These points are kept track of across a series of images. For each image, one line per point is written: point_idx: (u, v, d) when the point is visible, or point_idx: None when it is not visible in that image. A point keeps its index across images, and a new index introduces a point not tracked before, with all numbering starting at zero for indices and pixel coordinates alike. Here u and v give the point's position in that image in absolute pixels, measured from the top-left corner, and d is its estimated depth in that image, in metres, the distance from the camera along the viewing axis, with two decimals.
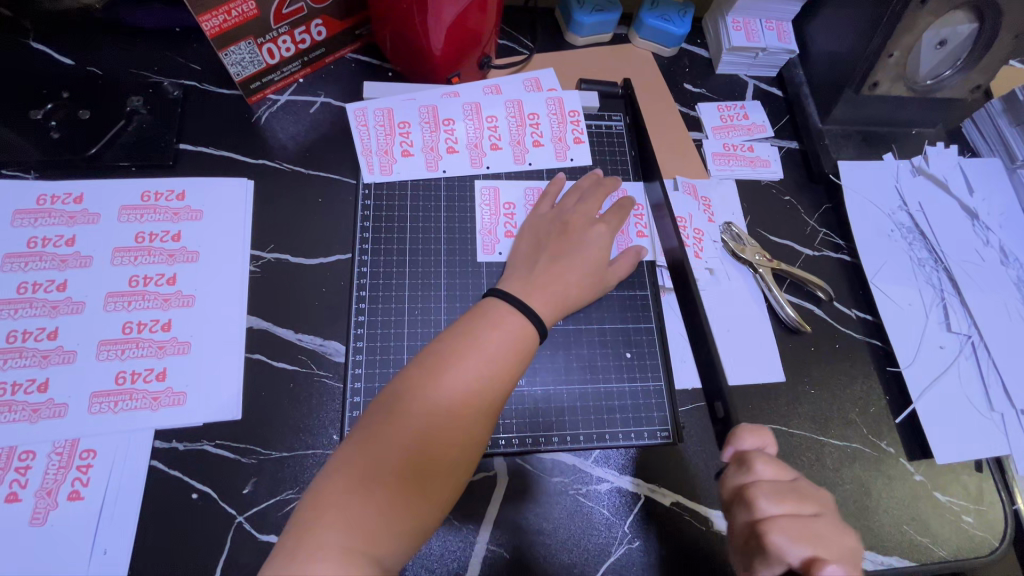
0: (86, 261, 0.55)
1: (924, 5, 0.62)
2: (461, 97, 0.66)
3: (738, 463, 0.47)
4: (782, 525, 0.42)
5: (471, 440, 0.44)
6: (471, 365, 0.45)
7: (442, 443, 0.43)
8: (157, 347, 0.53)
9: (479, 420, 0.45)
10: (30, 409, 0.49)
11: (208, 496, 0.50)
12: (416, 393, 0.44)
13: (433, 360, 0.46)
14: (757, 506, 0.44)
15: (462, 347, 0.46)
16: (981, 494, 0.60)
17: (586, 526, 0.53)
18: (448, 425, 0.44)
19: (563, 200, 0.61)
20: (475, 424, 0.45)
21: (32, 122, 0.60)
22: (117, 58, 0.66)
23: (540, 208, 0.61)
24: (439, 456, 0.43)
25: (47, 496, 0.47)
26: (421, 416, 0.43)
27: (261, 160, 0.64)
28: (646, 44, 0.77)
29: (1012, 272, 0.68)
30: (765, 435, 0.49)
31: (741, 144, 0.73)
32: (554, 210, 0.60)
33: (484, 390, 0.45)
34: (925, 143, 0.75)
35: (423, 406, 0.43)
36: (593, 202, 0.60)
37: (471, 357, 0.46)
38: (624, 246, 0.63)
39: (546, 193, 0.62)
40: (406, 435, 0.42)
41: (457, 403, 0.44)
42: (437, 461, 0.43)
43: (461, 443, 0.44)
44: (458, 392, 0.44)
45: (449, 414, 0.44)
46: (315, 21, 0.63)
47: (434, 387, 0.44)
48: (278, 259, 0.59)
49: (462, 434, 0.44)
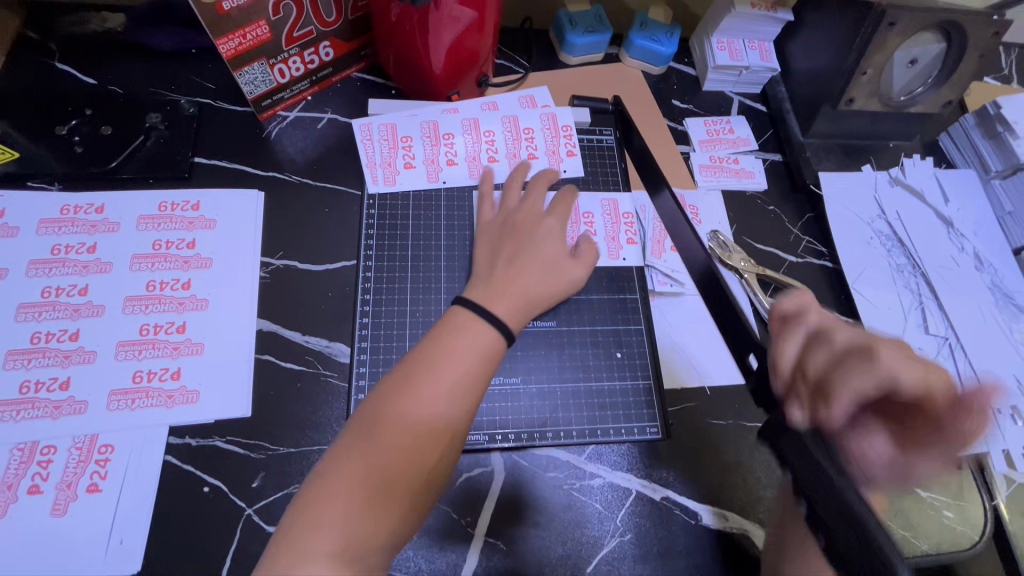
0: (106, 267, 0.58)
1: (893, 27, 0.66)
2: (460, 113, 0.70)
3: (781, 322, 0.48)
4: (892, 350, 0.41)
5: (445, 446, 0.47)
6: (440, 377, 0.48)
7: (417, 450, 0.46)
8: (171, 348, 0.56)
9: (451, 426, 0.48)
10: (52, 406, 0.52)
11: (219, 489, 0.52)
12: (390, 405, 0.47)
13: (405, 374, 0.49)
14: (833, 336, 0.44)
15: (431, 359, 0.49)
16: (960, 491, 0.62)
17: (579, 519, 0.55)
18: (422, 433, 0.46)
19: (506, 200, 0.64)
20: (448, 430, 0.47)
21: (57, 137, 0.64)
22: (137, 77, 0.70)
23: (486, 214, 0.63)
24: (415, 462, 0.45)
25: (68, 488, 0.50)
26: (398, 429, 0.46)
27: (271, 172, 0.67)
28: (635, 63, 0.81)
29: (987, 278, 0.71)
30: (803, 296, 0.48)
31: (726, 156, 0.77)
32: (501, 213, 0.63)
33: (455, 398, 0.48)
34: (902, 155, 0.79)
35: (396, 417, 0.46)
36: (537, 198, 0.63)
37: (439, 368, 0.49)
38: (616, 251, 0.67)
39: (484, 196, 0.65)
40: (381, 446, 0.45)
41: (429, 412, 0.47)
42: (416, 468, 0.45)
43: (436, 448, 0.46)
44: (428, 401, 0.47)
45: (421, 423, 0.46)
46: (323, 43, 0.67)
47: (407, 398, 0.47)
48: (286, 265, 0.62)
49: (436, 440, 0.47)
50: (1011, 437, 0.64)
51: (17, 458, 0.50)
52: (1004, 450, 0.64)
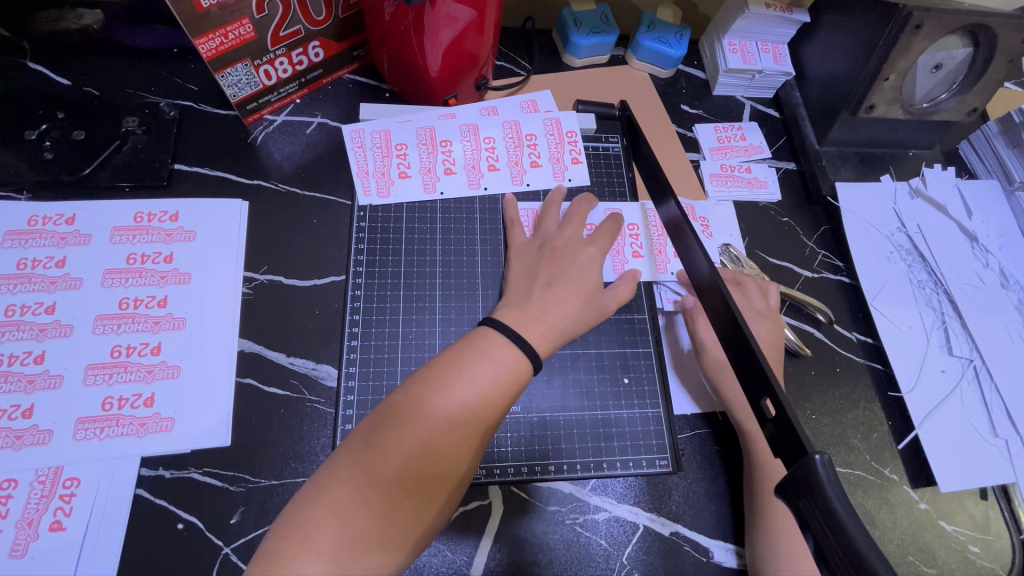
0: (76, 283, 0.54)
1: (919, 29, 0.62)
2: (458, 119, 0.66)
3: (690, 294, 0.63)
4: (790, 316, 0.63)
5: (453, 469, 0.43)
6: (459, 398, 0.45)
7: (428, 477, 0.42)
8: (145, 371, 0.52)
9: (467, 452, 0.44)
10: (13, 435, 0.48)
11: (194, 526, 0.48)
12: (401, 424, 0.43)
13: (422, 391, 0.45)
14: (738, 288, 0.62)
15: (451, 378, 0.46)
16: (986, 523, 0.59)
17: (583, 557, 0.51)
18: (436, 458, 0.43)
19: (543, 224, 0.61)
20: (462, 458, 0.44)
21: (26, 142, 0.60)
22: (114, 78, 0.66)
23: (518, 238, 0.60)
24: (425, 489, 0.42)
25: (29, 526, 0.46)
26: (407, 444, 0.43)
27: (256, 180, 0.63)
28: (642, 66, 0.77)
29: (1013, 295, 0.68)
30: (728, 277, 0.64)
31: (738, 165, 0.73)
32: (536, 236, 0.60)
33: (474, 423, 0.45)
34: (921, 165, 0.75)
35: (408, 439, 0.43)
36: (577, 226, 0.60)
37: (457, 384, 0.45)
38: (665, 266, 0.64)
39: (511, 221, 0.61)
40: (391, 467, 0.42)
41: (444, 437, 0.44)
42: (422, 486, 0.42)
43: (447, 476, 0.43)
44: (445, 424, 0.44)
45: (435, 447, 0.43)
46: (312, 43, 0.63)
47: (423, 418, 0.44)
48: (270, 281, 0.58)
49: (449, 468, 0.43)
50: None
51: None
52: None
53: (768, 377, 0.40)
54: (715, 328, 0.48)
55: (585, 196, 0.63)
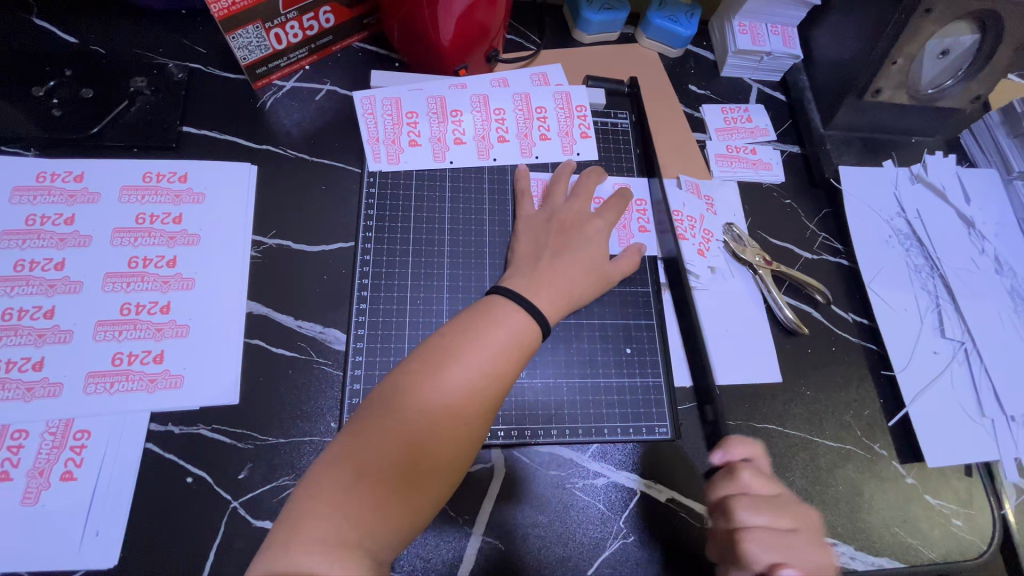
0: (85, 241, 0.54)
1: (930, 13, 0.62)
2: (469, 89, 0.66)
3: (727, 471, 0.51)
4: (757, 531, 0.47)
5: (466, 433, 0.44)
6: (467, 367, 0.46)
7: (441, 441, 0.43)
8: (154, 329, 0.52)
9: (478, 417, 0.45)
10: (24, 387, 0.49)
11: (202, 480, 0.49)
12: (410, 392, 0.44)
13: (432, 358, 0.46)
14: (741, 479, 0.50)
15: (462, 344, 0.47)
16: (969, 498, 0.61)
17: (582, 520, 0.53)
18: (449, 422, 0.44)
19: (552, 197, 0.61)
20: (474, 423, 0.45)
21: (33, 98, 0.60)
22: (122, 39, 0.65)
23: (526, 209, 0.61)
24: (438, 454, 0.43)
25: (40, 476, 0.47)
26: (421, 408, 0.44)
27: (265, 145, 0.63)
28: (652, 44, 0.77)
29: (1006, 281, 0.69)
30: (751, 448, 0.52)
31: (743, 146, 0.74)
32: (544, 208, 0.60)
33: (485, 388, 0.46)
34: (923, 152, 0.76)
35: (417, 406, 0.44)
36: (584, 199, 0.61)
37: (468, 352, 0.46)
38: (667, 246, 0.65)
39: (521, 193, 0.62)
40: (403, 430, 0.43)
41: (457, 401, 0.44)
42: (435, 451, 0.43)
43: (461, 439, 0.44)
44: (457, 389, 0.45)
45: (447, 411, 0.44)
46: (323, 7, 0.63)
47: (435, 382, 0.45)
48: (279, 245, 0.59)
49: (462, 431, 0.44)
50: None
51: None
52: (1016, 459, 0.62)
53: (710, 387, 0.57)
54: (677, 301, 0.63)
55: (593, 169, 0.64)
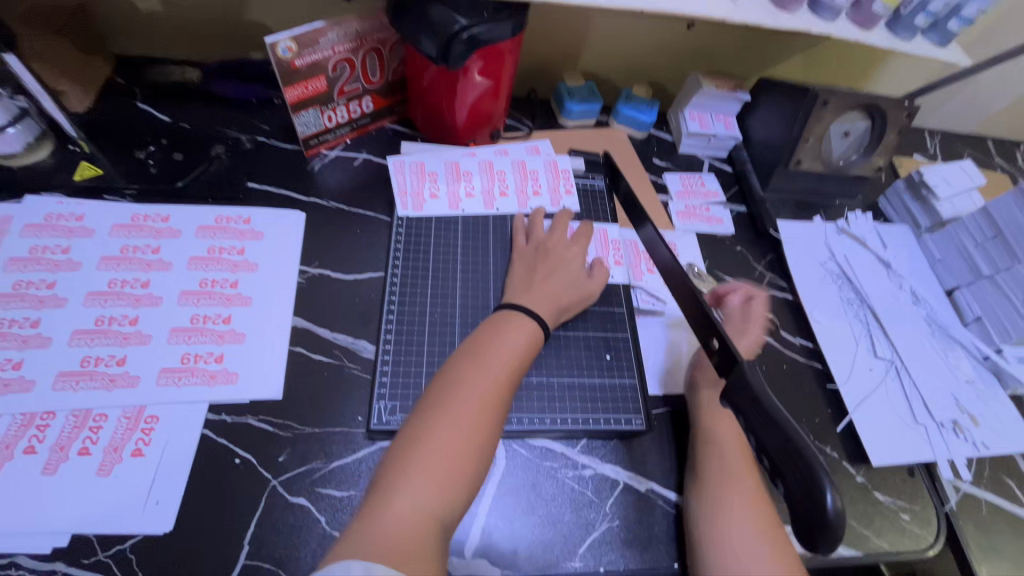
0: (166, 266, 0.67)
1: (826, 105, 0.83)
2: (477, 157, 0.84)
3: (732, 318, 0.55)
4: None
5: (498, 408, 0.55)
6: (495, 361, 0.57)
7: (483, 415, 0.53)
8: (217, 335, 0.64)
9: (506, 394, 0.56)
10: (108, 378, 0.59)
11: (248, 462, 0.58)
12: (452, 382, 0.55)
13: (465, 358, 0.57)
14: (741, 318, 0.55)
15: (488, 343, 0.59)
16: (914, 495, 0.69)
17: (574, 504, 0.61)
18: (487, 399, 0.54)
19: (534, 233, 0.76)
20: (504, 398, 0.56)
21: (135, 160, 0.76)
22: (205, 118, 0.83)
23: (518, 243, 0.75)
24: (482, 425, 0.53)
25: (115, 451, 0.55)
26: (465, 393, 0.54)
27: (312, 198, 0.79)
28: (622, 127, 0.97)
29: (922, 311, 0.83)
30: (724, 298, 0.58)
31: (699, 206, 0.91)
32: (532, 242, 0.75)
33: (508, 372, 0.57)
34: (845, 211, 0.93)
35: (460, 392, 0.54)
36: (562, 230, 0.76)
37: (493, 348, 0.58)
38: (637, 277, 0.79)
39: (516, 228, 0.77)
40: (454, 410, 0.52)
41: (489, 383, 0.55)
42: (480, 423, 0.53)
43: (496, 412, 0.54)
44: (488, 375, 0.56)
45: (484, 391, 0.55)
46: (366, 97, 0.81)
47: (471, 373, 0.56)
48: (320, 273, 0.72)
49: (496, 405, 0.55)
50: (954, 448, 0.72)
51: (72, 422, 0.56)
52: (949, 459, 0.71)
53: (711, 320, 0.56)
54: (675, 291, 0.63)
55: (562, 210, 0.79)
